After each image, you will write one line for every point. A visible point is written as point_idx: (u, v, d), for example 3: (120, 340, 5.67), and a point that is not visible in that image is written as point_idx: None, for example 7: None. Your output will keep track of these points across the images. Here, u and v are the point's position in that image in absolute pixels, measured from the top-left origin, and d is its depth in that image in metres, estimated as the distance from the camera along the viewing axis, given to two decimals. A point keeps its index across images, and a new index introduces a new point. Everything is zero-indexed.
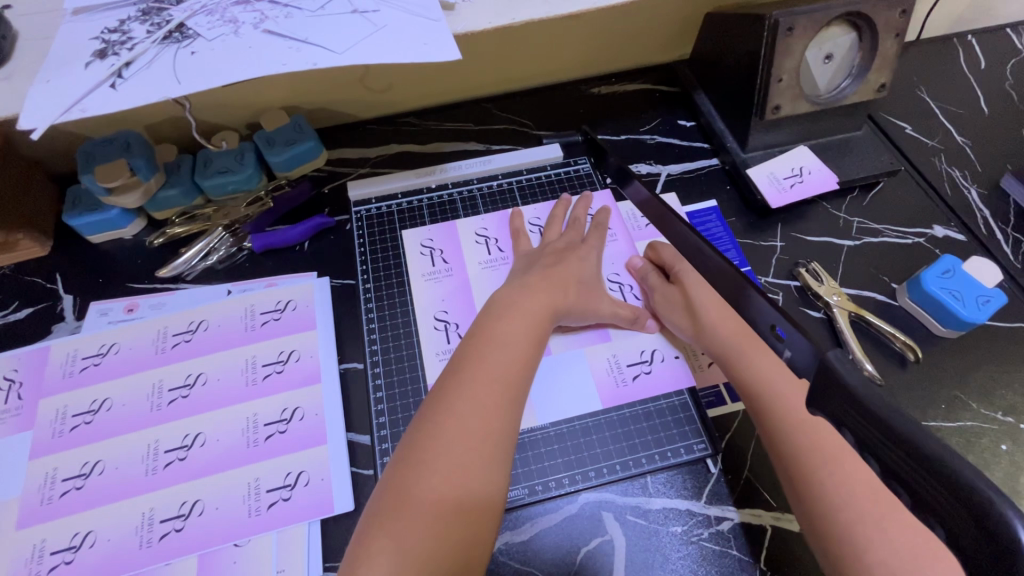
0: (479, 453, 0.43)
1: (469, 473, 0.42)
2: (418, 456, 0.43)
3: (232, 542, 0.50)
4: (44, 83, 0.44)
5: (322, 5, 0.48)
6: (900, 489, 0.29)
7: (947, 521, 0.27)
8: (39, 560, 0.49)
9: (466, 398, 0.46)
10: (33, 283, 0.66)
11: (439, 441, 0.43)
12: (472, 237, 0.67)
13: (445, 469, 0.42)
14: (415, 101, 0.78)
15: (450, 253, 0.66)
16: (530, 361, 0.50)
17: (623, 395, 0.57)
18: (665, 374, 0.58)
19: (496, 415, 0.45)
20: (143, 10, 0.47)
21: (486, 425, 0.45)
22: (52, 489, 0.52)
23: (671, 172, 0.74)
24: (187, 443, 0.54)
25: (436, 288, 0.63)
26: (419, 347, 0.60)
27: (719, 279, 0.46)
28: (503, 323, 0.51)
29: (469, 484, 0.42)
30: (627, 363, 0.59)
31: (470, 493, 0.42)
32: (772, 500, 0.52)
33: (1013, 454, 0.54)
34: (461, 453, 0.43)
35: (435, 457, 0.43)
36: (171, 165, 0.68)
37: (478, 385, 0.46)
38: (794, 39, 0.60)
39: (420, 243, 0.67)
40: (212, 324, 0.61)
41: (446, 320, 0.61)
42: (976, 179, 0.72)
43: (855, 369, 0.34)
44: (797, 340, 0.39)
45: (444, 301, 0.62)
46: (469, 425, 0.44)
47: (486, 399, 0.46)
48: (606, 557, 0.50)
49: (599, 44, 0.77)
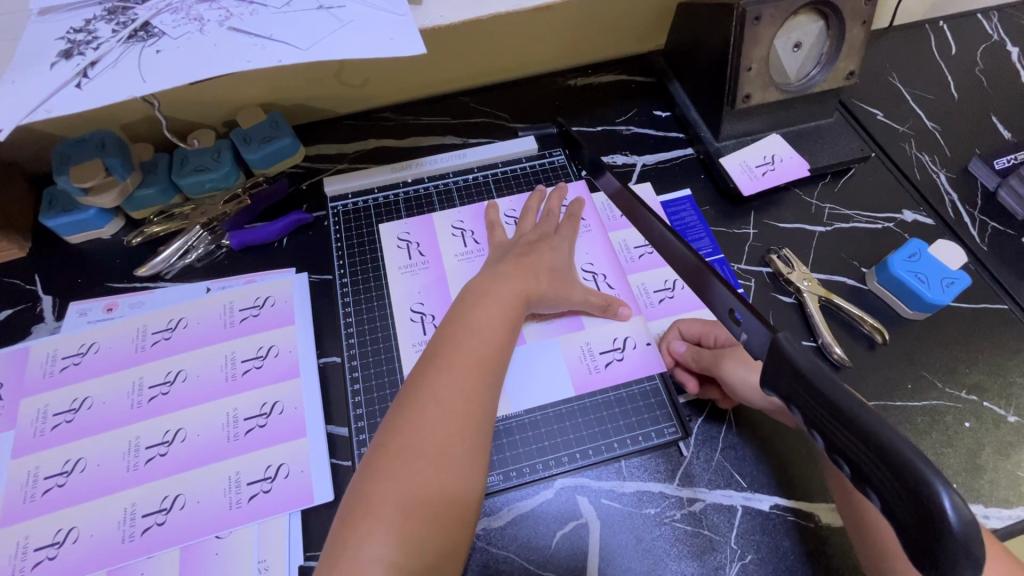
0: (458, 443, 0.44)
1: (451, 462, 0.43)
2: (399, 445, 0.44)
3: (214, 534, 0.50)
4: (8, 84, 0.44)
5: (287, 2, 0.48)
6: (841, 462, 0.33)
7: (880, 491, 0.30)
8: (22, 557, 0.50)
9: (444, 385, 0.46)
10: (12, 285, 0.66)
11: (421, 430, 0.44)
12: (449, 230, 0.68)
13: (427, 456, 0.43)
14: (392, 96, 0.78)
15: (427, 246, 0.66)
16: (504, 348, 0.51)
17: (596, 382, 0.58)
18: (638, 360, 0.59)
19: (473, 402, 0.46)
20: (108, 10, 0.47)
21: (464, 411, 0.46)
22: (35, 487, 0.53)
23: (646, 162, 0.75)
24: (168, 439, 0.55)
25: (412, 280, 0.64)
26: (396, 339, 0.61)
27: (683, 267, 0.49)
28: (477, 310, 0.52)
29: (452, 473, 0.43)
30: (600, 350, 0.60)
31: (453, 480, 0.43)
32: (742, 482, 0.53)
33: (976, 430, 0.56)
34: (442, 440, 0.44)
35: (418, 446, 0.43)
36: (147, 164, 0.69)
37: (452, 377, 0.47)
38: (761, 28, 0.61)
39: (397, 237, 0.67)
40: (191, 321, 0.61)
41: (422, 312, 0.62)
42: (945, 163, 0.74)
43: (803, 350, 0.36)
44: (752, 324, 0.41)
45: (420, 294, 0.63)
46: (449, 413, 0.45)
47: (464, 387, 0.47)
48: (580, 540, 0.52)
49: (574, 35, 0.78)
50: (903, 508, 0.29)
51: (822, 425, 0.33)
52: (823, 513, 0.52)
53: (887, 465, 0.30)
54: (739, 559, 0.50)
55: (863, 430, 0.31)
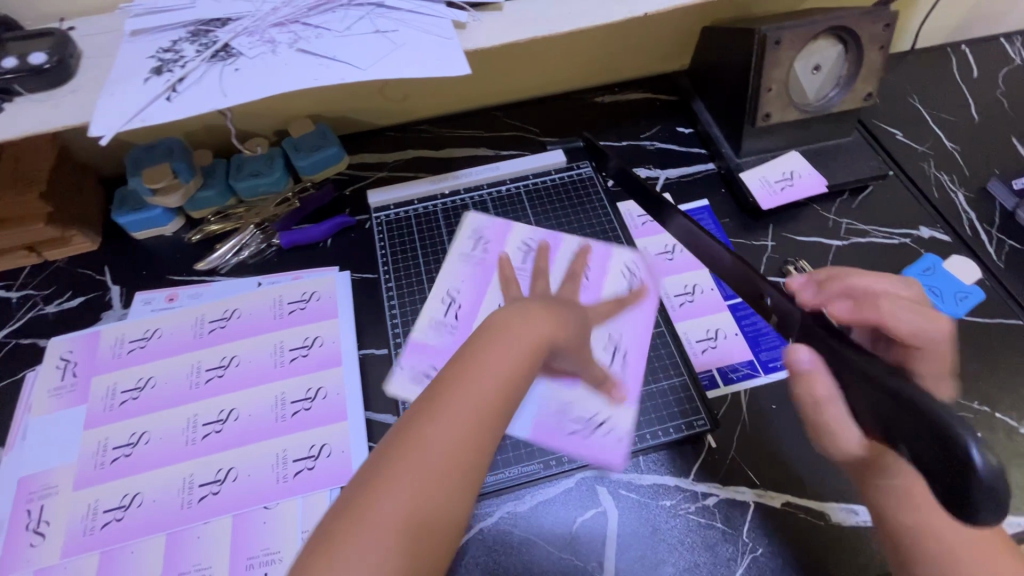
0: (469, 459, 0.37)
1: (450, 488, 0.36)
2: (408, 447, 0.36)
3: (263, 504, 0.55)
4: (108, 96, 0.50)
5: (348, 27, 0.54)
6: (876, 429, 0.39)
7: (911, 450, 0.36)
8: (93, 517, 0.55)
9: (471, 388, 0.39)
10: (85, 275, 0.73)
11: (437, 432, 0.37)
12: (520, 244, 0.71)
13: (432, 467, 0.36)
14: (429, 110, 0.84)
15: (494, 244, 0.71)
16: (540, 356, 0.44)
17: (559, 441, 0.57)
18: (600, 446, 0.57)
19: (496, 417, 0.39)
20: (192, 32, 0.54)
21: (486, 424, 0.39)
22: (104, 456, 0.58)
23: (669, 176, 0.78)
24: (222, 418, 0.60)
25: (467, 268, 0.69)
26: (422, 310, 0.66)
27: (731, 273, 0.53)
28: (520, 319, 0.45)
29: (454, 492, 0.36)
30: (590, 414, 0.58)
31: (453, 499, 0.36)
32: (755, 478, 0.57)
33: (987, 440, 0.58)
34: (453, 451, 0.37)
35: (429, 452, 0.36)
36: (207, 168, 0.75)
37: (482, 381, 0.40)
38: (782, 51, 0.65)
39: (473, 227, 0.73)
40: (244, 312, 0.67)
41: (454, 298, 0.67)
42: (964, 182, 0.76)
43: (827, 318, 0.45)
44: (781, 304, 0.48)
45: (462, 282, 0.68)
46: (470, 424, 0.38)
47: (493, 394, 0.40)
48: (598, 527, 0.55)
49: (603, 53, 0.83)
50: (933, 461, 0.34)
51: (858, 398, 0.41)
52: (833, 512, 0.54)
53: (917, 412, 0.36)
54: (750, 551, 0.53)
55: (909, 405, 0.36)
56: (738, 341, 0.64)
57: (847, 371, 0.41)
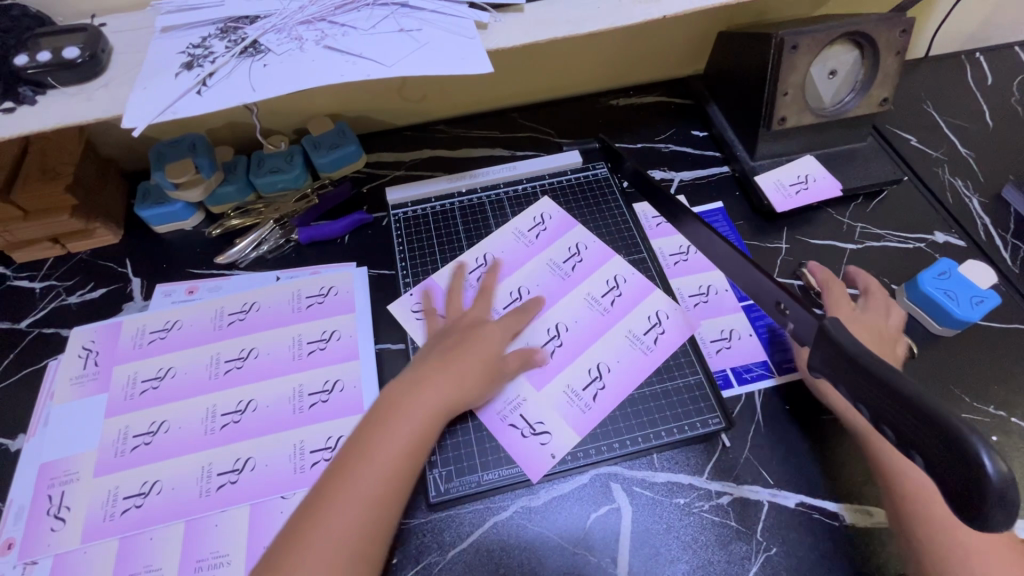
0: (404, 473, 0.48)
1: (389, 496, 0.47)
2: (356, 463, 0.47)
3: (279, 494, 0.56)
4: (140, 89, 0.51)
5: (373, 25, 0.55)
6: (886, 429, 0.40)
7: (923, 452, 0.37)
8: (113, 504, 0.56)
9: (408, 418, 0.50)
10: (106, 268, 0.74)
11: (378, 452, 0.48)
12: (570, 245, 0.72)
13: (375, 480, 0.47)
14: (446, 110, 0.85)
15: (550, 233, 0.73)
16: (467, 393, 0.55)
17: (501, 433, 0.59)
18: (528, 452, 0.58)
19: (426, 439, 0.51)
20: (221, 29, 0.55)
21: (418, 445, 0.50)
22: (124, 444, 0.59)
23: (683, 178, 0.79)
24: (240, 408, 0.61)
25: (513, 241, 0.72)
26: (453, 261, 0.71)
27: (763, 296, 0.53)
28: (459, 355, 0.56)
29: (392, 498, 0.47)
30: (537, 419, 0.59)
31: (391, 503, 0.47)
32: (770, 479, 0.57)
33: (1002, 444, 0.58)
34: (392, 467, 0.48)
35: (372, 468, 0.47)
36: (228, 164, 0.76)
37: (416, 412, 0.51)
38: (798, 56, 0.65)
39: (541, 211, 0.75)
40: (263, 305, 0.68)
41: (487, 261, 0.71)
42: (979, 189, 0.76)
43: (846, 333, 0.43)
44: (801, 318, 0.49)
45: (501, 250, 0.72)
46: (405, 445, 0.49)
47: (426, 421, 0.51)
48: (612, 523, 0.55)
49: (618, 57, 0.84)
50: (942, 459, 0.35)
51: (856, 386, 0.42)
52: (848, 513, 0.54)
53: (926, 419, 0.36)
54: (764, 550, 0.53)
55: (916, 407, 0.37)
56: (752, 343, 0.64)
57: (854, 371, 0.42)
